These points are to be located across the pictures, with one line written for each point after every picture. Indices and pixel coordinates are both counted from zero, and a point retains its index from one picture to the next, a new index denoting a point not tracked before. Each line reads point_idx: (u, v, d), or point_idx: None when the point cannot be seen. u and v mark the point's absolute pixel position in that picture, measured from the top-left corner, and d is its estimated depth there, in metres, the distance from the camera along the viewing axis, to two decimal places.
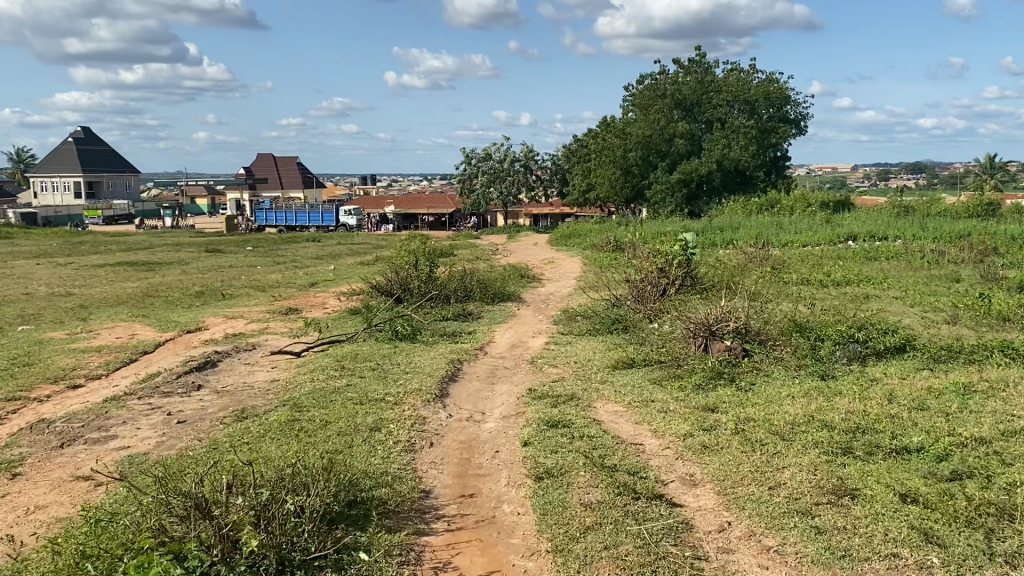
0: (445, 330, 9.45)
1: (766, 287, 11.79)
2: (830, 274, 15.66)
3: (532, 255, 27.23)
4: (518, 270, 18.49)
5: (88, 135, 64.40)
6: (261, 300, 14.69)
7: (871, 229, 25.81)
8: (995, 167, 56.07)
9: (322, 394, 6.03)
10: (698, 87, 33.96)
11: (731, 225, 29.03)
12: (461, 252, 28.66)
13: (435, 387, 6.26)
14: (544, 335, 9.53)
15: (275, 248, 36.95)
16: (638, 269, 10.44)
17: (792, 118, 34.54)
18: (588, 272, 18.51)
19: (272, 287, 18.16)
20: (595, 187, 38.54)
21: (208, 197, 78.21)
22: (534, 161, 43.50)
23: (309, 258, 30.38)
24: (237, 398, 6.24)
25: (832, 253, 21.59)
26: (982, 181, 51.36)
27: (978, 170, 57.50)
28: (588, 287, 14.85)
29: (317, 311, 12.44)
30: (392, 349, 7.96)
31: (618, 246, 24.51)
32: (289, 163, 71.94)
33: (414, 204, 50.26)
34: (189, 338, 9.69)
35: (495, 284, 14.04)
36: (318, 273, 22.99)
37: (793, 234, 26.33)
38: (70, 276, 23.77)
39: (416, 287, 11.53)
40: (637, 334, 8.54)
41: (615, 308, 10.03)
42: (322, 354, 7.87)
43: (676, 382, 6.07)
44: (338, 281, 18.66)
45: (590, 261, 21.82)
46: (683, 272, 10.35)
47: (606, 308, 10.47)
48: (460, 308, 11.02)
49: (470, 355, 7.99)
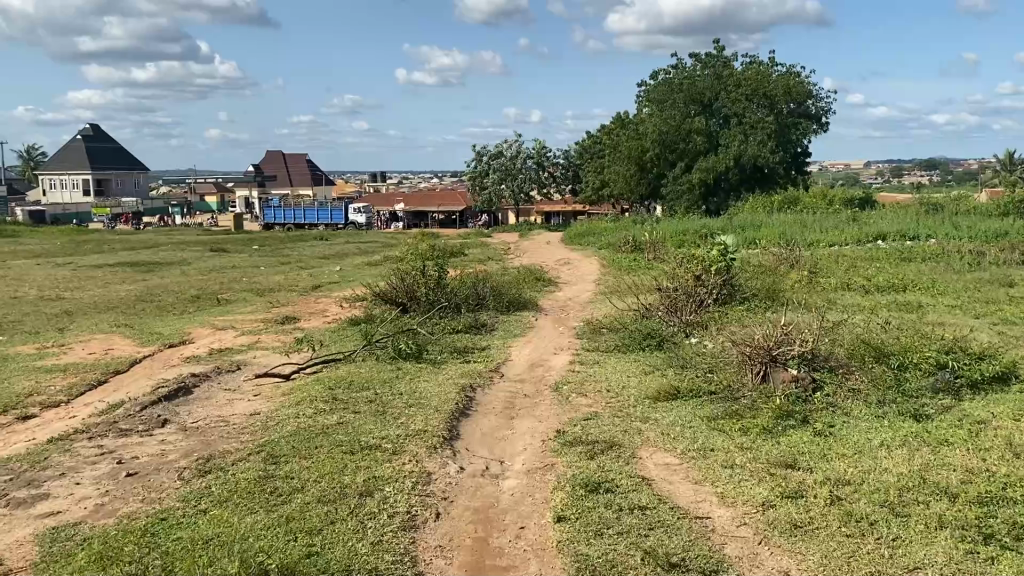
0: (455, 346, 8.42)
1: (808, 296, 10.69)
2: (869, 278, 14.53)
3: (547, 255, 26.14)
4: (533, 273, 17.40)
5: (98, 133, 63.81)
6: (258, 307, 13.68)
7: (902, 228, 24.62)
8: (1017, 163, 54.64)
9: (307, 436, 4.99)
10: (716, 81, 32.74)
11: (753, 224, 27.89)
12: (473, 252, 27.60)
13: (445, 426, 5.21)
14: (566, 351, 8.46)
15: (282, 247, 35.97)
16: (669, 276, 9.38)
17: (814, 113, 33.34)
18: (606, 275, 17.40)
19: (273, 290, 17.18)
20: (609, 183, 37.43)
21: (218, 194, 77.58)
22: (546, 158, 42.45)
23: (316, 258, 29.38)
24: (205, 440, 5.18)
25: (863, 253, 20.44)
26: (1007, 177, 49.89)
27: (999, 167, 56.10)
28: (609, 292, 13.75)
29: (316, 321, 11.42)
30: (394, 373, 6.90)
31: (637, 246, 23.41)
32: (298, 160, 70.96)
33: (424, 201, 49.27)
34: (170, 355, 8.67)
35: (509, 290, 13.00)
36: (324, 274, 21.98)
37: (819, 233, 25.15)
38: (67, 277, 22.81)
39: (423, 296, 10.49)
40: (677, 354, 7.47)
41: (644, 320, 8.95)
42: (313, 379, 6.82)
43: (736, 425, 5.00)
44: (343, 284, 17.67)
45: (608, 262, 20.69)
46: (722, 280, 9.23)
47: (634, 319, 9.39)
48: (471, 320, 9.98)
49: (484, 379, 6.93)
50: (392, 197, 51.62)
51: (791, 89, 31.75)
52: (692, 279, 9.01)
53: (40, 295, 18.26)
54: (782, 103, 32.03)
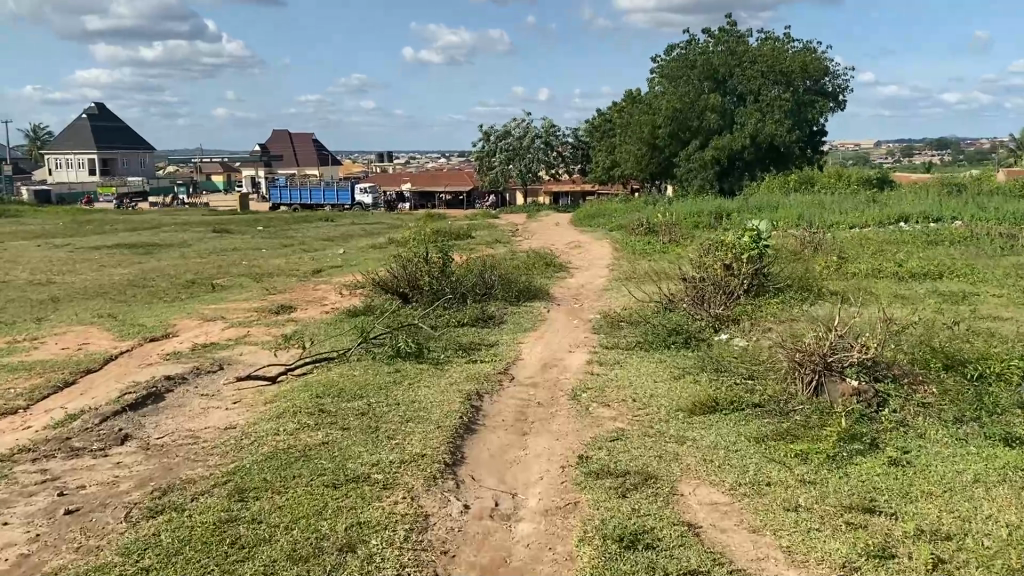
0: (462, 344, 7.66)
1: (843, 286, 9.84)
2: (901, 263, 13.64)
3: (557, 237, 25.34)
4: (544, 257, 16.60)
5: (103, 111, 63.04)
6: (254, 294, 12.93)
7: (925, 210, 23.63)
8: None
9: (285, 462, 4.23)
10: (731, 58, 31.64)
11: (769, 205, 27.00)
12: (480, 234, 26.81)
13: (447, 447, 4.45)
14: (583, 348, 7.69)
15: (286, 228, 35.25)
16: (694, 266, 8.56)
17: (832, 91, 32.16)
18: (620, 259, 16.57)
19: (273, 275, 16.44)
20: (620, 163, 36.49)
21: (224, 173, 76.94)
22: (555, 137, 41.47)
23: (320, 239, 28.65)
24: (166, 465, 4.43)
25: (889, 236, 19.49)
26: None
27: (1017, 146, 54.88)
28: (625, 281, 12.95)
29: (313, 311, 10.67)
30: (391, 377, 6.14)
31: (651, 228, 22.56)
32: (304, 140, 70.10)
33: (431, 181, 48.43)
34: (150, 352, 7.93)
35: (519, 278, 12.23)
36: (327, 257, 21.23)
37: (838, 215, 24.22)
38: (63, 260, 22.11)
39: (426, 285, 9.72)
40: (710, 356, 6.69)
41: (669, 315, 8.15)
42: (301, 384, 6.06)
43: (792, 450, 4.22)
44: (345, 269, 16.91)
45: (621, 245, 19.87)
46: (754, 270, 8.41)
47: (656, 313, 8.59)
48: (479, 311, 9.22)
49: (492, 384, 6.16)
50: (398, 176, 50.77)
51: (809, 66, 30.63)
52: (720, 269, 8.20)
53: (32, 278, 17.58)
54: (800, 80, 30.91)
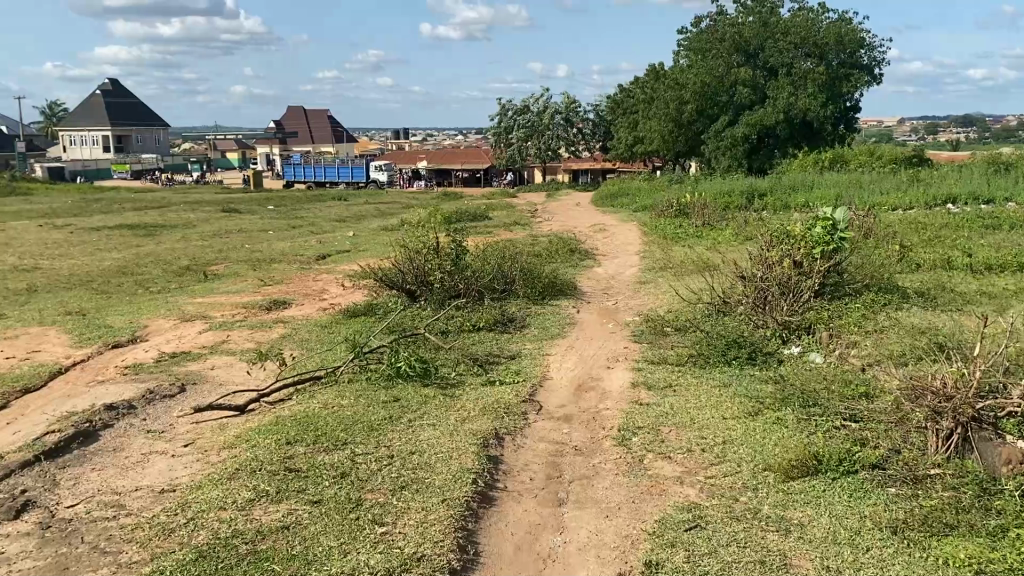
0: (479, 359, 6.37)
1: (918, 285, 8.42)
2: (968, 253, 12.17)
3: (579, 218, 24.03)
4: (568, 242, 15.29)
5: (117, 88, 62.02)
6: (248, 286, 11.71)
7: (974, 190, 21.94)
8: None
9: (224, 568, 2.97)
10: (763, 29, 29.89)
11: (803, 184, 25.39)
12: (497, 215, 25.55)
13: (455, 540, 3.17)
14: (622, 364, 6.38)
15: (297, 207, 34.13)
16: (754, 262, 7.18)
17: (869, 64, 30.33)
18: (651, 246, 15.20)
19: (275, 262, 15.23)
20: (643, 140, 34.95)
21: (239, 151, 75.88)
22: (575, 114, 39.94)
23: (332, 220, 27.51)
24: (62, 562, 3.16)
25: (939, 220, 17.89)
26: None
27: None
28: (661, 273, 11.64)
29: (311, 308, 9.42)
30: (389, 411, 4.84)
31: (680, 209, 21.10)
32: (320, 116, 68.85)
33: (447, 158, 47.12)
34: (110, 362, 6.71)
35: (543, 269, 10.94)
36: (334, 240, 20.02)
37: (879, 196, 22.64)
38: (61, 241, 21.12)
39: (436, 281, 8.42)
40: (791, 385, 5.36)
41: (727, 326, 6.82)
42: (273, 421, 4.78)
43: (955, 558, 2.93)
44: (353, 254, 15.67)
45: (649, 229, 18.52)
46: (827, 268, 7.01)
47: (708, 320, 7.25)
48: (498, 313, 7.94)
49: (515, 421, 4.87)
50: (415, 154, 49.40)
51: (844, 37, 28.54)
52: (787, 266, 6.84)
53: (21, 262, 16.47)
54: (835, 53, 29.06)
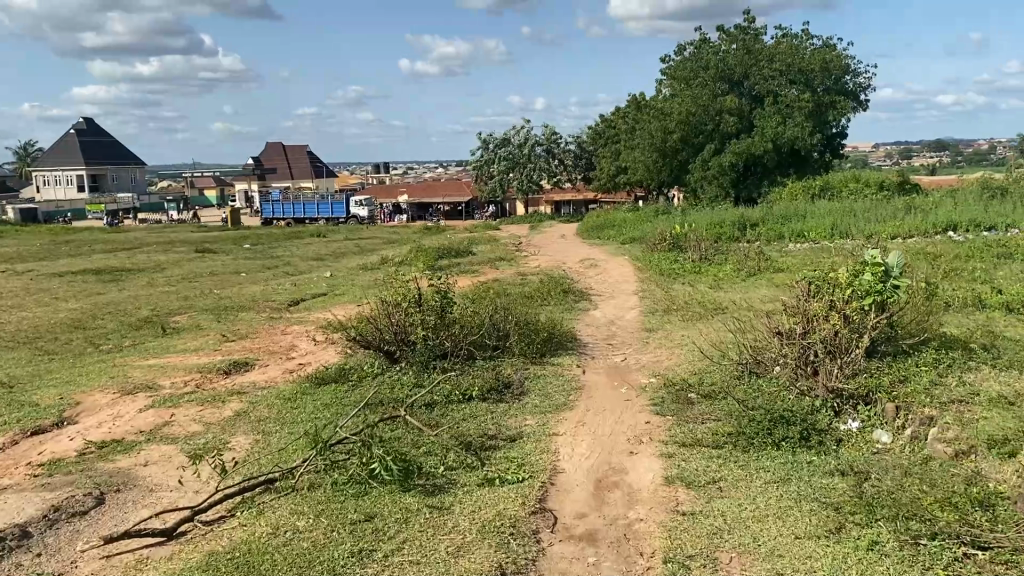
0: (473, 446, 5.25)
1: (967, 332, 7.35)
2: (995, 287, 11.18)
3: (567, 252, 23.05)
4: (559, 281, 14.22)
5: (91, 126, 60.76)
6: (207, 341, 10.53)
7: (975, 217, 21.10)
8: None
9: None
10: (747, 57, 29.15)
11: (797, 214, 24.45)
12: (481, 250, 24.47)
13: None
14: (645, 449, 5.24)
15: (272, 246, 32.99)
16: (796, 318, 6.09)
17: (854, 89, 29.74)
18: (647, 285, 14.13)
19: (242, 311, 14.05)
20: (627, 170, 34.16)
21: (217, 188, 74.71)
22: (557, 145, 39.17)
23: (309, 259, 26.39)
24: None
25: (946, 249, 16.95)
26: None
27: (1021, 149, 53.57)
28: (665, 317, 10.58)
29: (277, 372, 8.26)
30: (358, 544, 3.69)
31: (674, 240, 20.01)
32: (298, 151, 67.87)
33: (429, 192, 46.15)
34: (23, 457, 5.52)
35: (535, 316, 9.82)
36: (309, 282, 18.84)
37: (877, 225, 21.77)
38: (18, 289, 19.79)
39: (417, 340, 7.25)
40: (866, 481, 4.31)
41: (767, 401, 5.72)
42: (204, 558, 3.65)
43: None
44: (327, 300, 14.53)
45: (643, 264, 17.49)
46: (881, 322, 5.92)
47: (740, 389, 6.15)
48: (490, 377, 6.80)
49: (527, 546, 3.74)
50: (395, 188, 48.40)
51: (829, 64, 28.17)
52: (837, 322, 5.76)
53: None
54: (820, 79, 28.57)
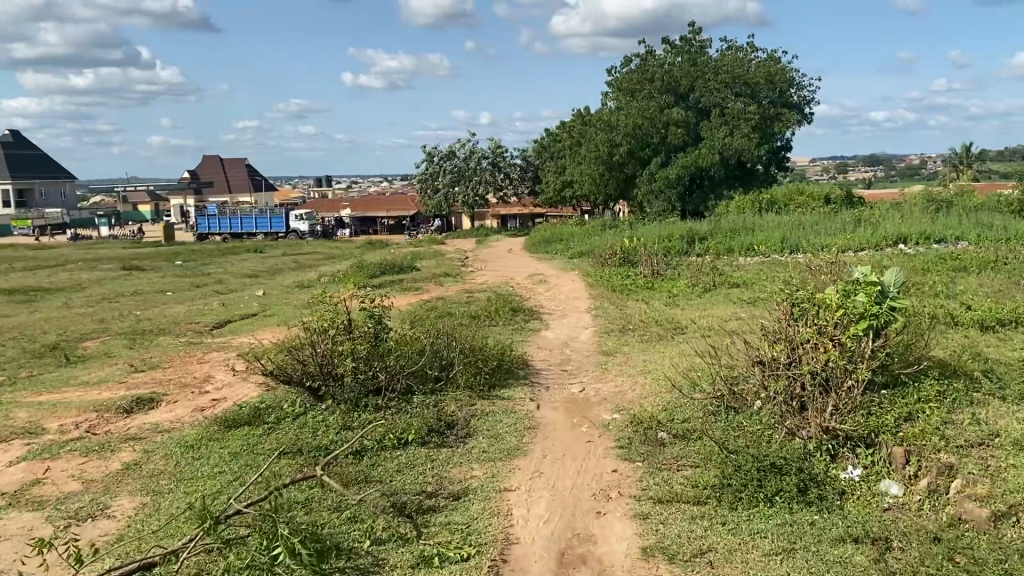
0: (407, 511, 4.33)
1: (957, 356, 6.67)
2: (963, 302, 10.70)
3: (516, 267, 22.25)
4: (508, 299, 13.35)
5: (16, 138, 57.92)
6: (114, 373, 9.35)
7: (924, 229, 20.93)
8: (970, 157, 54.34)
9: None
10: (693, 69, 28.80)
11: (746, 227, 24.04)
12: (425, 266, 23.47)
13: None
14: (614, 507, 4.39)
15: (205, 262, 31.48)
16: (782, 347, 5.31)
17: (799, 102, 29.71)
18: (600, 302, 13.37)
19: (161, 336, 12.81)
20: (573, 184, 33.59)
21: (152, 203, 72.12)
22: (503, 158, 38.43)
23: (243, 277, 25.06)
24: None
25: (900, 263, 16.59)
26: (973, 177, 47.75)
27: (954, 162, 54.72)
28: (621, 339, 9.79)
29: (185, 409, 7.21)
30: None
31: (625, 255, 19.30)
32: (237, 165, 65.90)
33: (371, 206, 44.96)
34: None
35: (482, 340, 8.93)
36: (240, 302, 17.61)
37: (826, 238, 21.48)
38: None
39: (345, 373, 6.28)
40: (889, 556, 3.53)
41: (751, 445, 4.92)
42: None
43: None
44: (257, 322, 13.38)
45: (595, 280, 16.76)
46: (880, 349, 5.15)
47: (717, 429, 5.33)
48: (430, 416, 5.89)
49: None
50: (337, 202, 47.09)
51: (774, 77, 28.08)
52: (832, 352, 5.00)
53: None
54: (766, 92, 28.45)
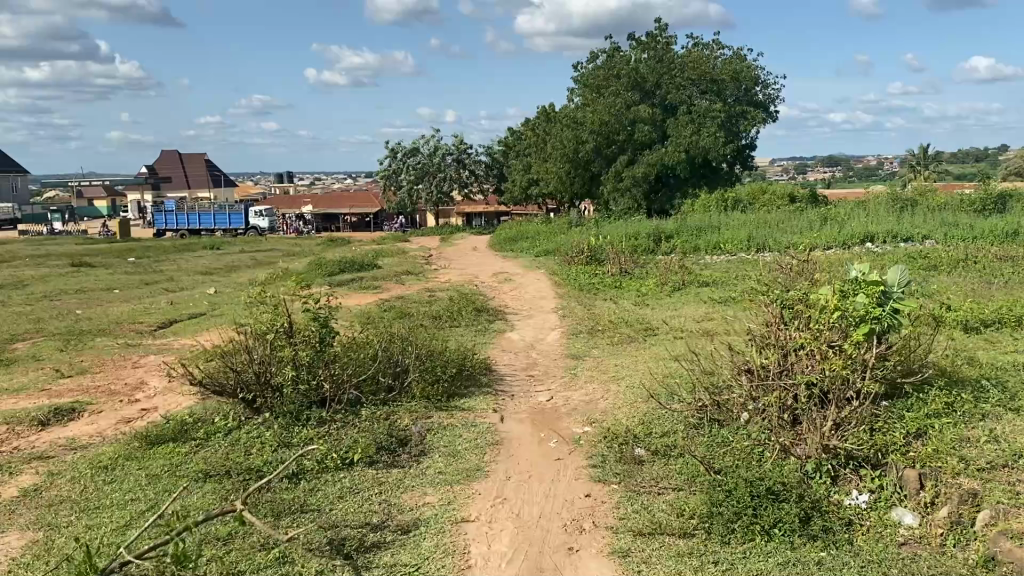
0: (346, 550, 3.69)
1: (953, 361, 6.16)
2: (942, 303, 10.27)
3: (480, 265, 21.57)
4: (471, 299, 12.68)
5: None
6: (37, 379, 8.50)
7: (892, 228, 20.67)
8: (929, 158, 54.84)
9: None
10: (658, 65, 28.32)
11: (713, 225, 23.64)
12: (386, 263, 22.68)
13: None
14: (589, 542, 3.79)
15: (158, 259, 30.32)
16: (775, 356, 4.75)
17: (765, 100, 29.45)
18: (567, 302, 12.76)
19: (99, 337, 11.90)
20: (539, 181, 33.01)
21: (108, 198, 70.11)
22: (467, 154, 37.71)
23: (195, 274, 24.03)
24: None
25: (871, 262, 16.22)
26: (934, 177, 48.09)
27: (912, 163, 55.11)
28: (590, 342, 9.19)
29: (108, 421, 6.46)
30: None
31: (592, 253, 18.72)
32: (195, 160, 64.28)
33: (334, 202, 43.97)
34: None
35: (441, 344, 8.25)
36: (189, 301, 16.69)
37: (795, 236, 21.14)
38: None
39: (285, 381, 5.60)
40: None
41: (741, 467, 4.35)
42: None
43: None
44: (204, 322, 12.52)
45: (561, 279, 16.17)
46: (883, 357, 4.61)
47: (701, 447, 4.75)
48: (379, 432, 5.26)
49: None
50: (298, 198, 46.01)
51: (740, 75, 27.79)
52: (831, 361, 4.46)
53: None
54: (732, 89, 28.13)
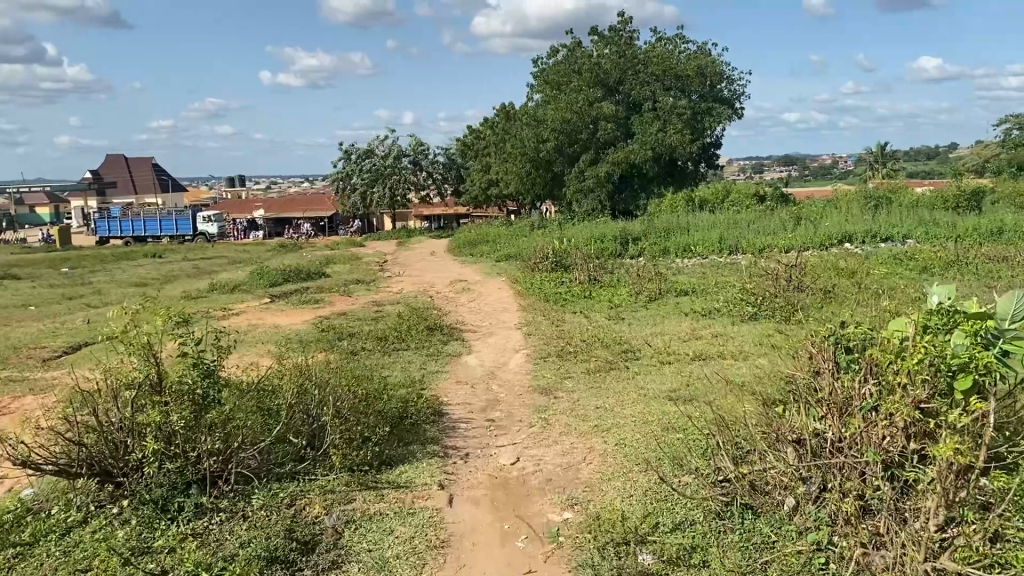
0: None
1: None
2: None
3: (436, 273, 20.02)
4: (423, 314, 11.13)
5: None
6: None
7: (870, 228, 19.60)
8: (886, 155, 54.72)
9: None
10: (621, 61, 27.06)
11: (681, 226, 22.35)
12: (337, 271, 21.04)
13: None
14: None
15: (93, 269, 28.21)
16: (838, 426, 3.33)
17: (730, 97, 28.32)
18: (531, 316, 11.30)
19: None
20: (498, 182, 31.59)
21: (51, 205, 67.22)
22: (424, 156, 36.13)
23: (129, 286, 22.12)
24: None
25: (855, 264, 15.03)
26: (895, 175, 47.73)
27: (870, 161, 54.93)
28: (559, 369, 7.71)
29: None
30: None
31: (556, 258, 17.28)
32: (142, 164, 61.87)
33: (286, 207, 42.13)
34: None
35: (384, 380, 6.71)
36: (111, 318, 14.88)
37: (767, 238, 20.02)
38: None
39: (151, 454, 4.05)
40: None
41: None
42: None
43: None
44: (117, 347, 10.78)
45: (523, 288, 14.73)
46: (993, 423, 3.20)
47: (737, 557, 3.34)
48: (276, 533, 3.74)
49: None
50: (250, 203, 44.00)
51: (705, 70, 26.69)
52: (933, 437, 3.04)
53: None
54: (695, 86, 26.96)
